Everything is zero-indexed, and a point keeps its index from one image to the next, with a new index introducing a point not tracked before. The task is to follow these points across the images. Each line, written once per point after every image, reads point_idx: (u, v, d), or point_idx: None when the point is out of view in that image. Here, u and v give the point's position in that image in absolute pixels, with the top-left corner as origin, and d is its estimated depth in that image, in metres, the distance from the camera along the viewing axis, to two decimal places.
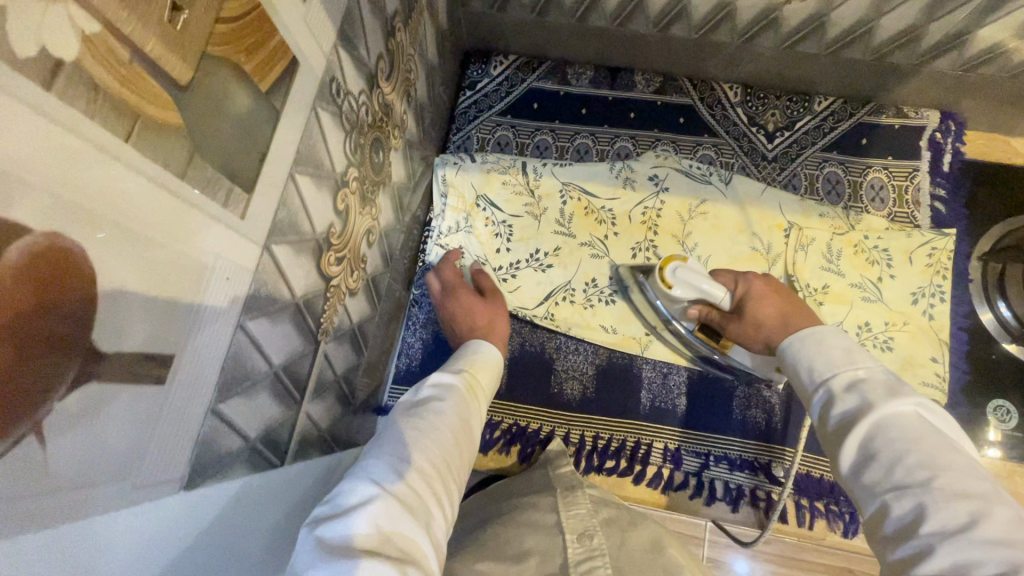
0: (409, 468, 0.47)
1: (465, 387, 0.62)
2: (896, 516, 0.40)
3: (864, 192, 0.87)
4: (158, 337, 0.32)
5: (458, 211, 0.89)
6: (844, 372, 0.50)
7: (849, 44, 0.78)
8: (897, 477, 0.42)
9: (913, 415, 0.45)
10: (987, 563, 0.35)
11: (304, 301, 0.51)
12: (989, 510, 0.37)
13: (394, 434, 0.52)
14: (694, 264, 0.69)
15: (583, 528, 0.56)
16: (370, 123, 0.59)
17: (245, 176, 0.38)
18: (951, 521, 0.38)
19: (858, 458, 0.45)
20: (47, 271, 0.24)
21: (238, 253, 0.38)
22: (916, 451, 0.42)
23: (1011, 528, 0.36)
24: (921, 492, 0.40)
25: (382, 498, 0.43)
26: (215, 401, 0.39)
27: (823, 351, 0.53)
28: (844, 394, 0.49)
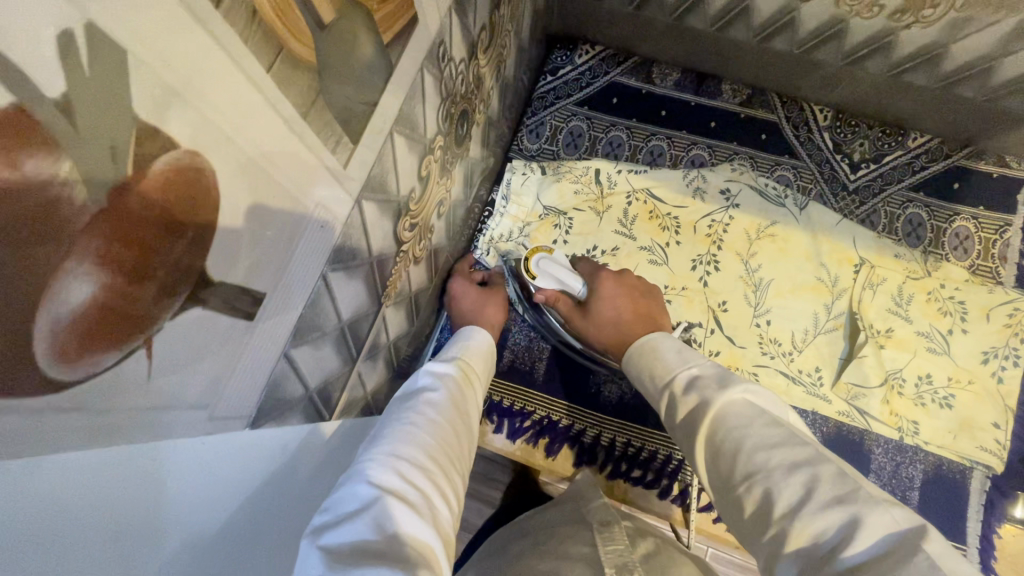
0: (405, 463, 0.45)
1: (458, 377, 0.61)
2: (753, 507, 0.42)
3: (947, 239, 0.83)
4: (257, 273, 0.32)
5: (515, 213, 0.87)
6: (678, 373, 0.56)
7: (963, 81, 0.73)
8: (743, 463, 0.44)
9: (741, 401, 0.49)
10: (830, 533, 0.37)
11: (377, 261, 0.50)
12: (817, 474, 0.40)
13: (387, 430, 0.50)
14: (557, 256, 0.77)
15: (621, 563, 0.55)
16: (462, 93, 0.58)
17: (354, 126, 0.37)
18: (791, 497, 0.40)
19: (716, 454, 0.47)
20: (181, 187, 0.24)
21: (335, 203, 0.38)
22: (751, 435, 0.45)
23: (836, 484, 0.39)
24: (763, 476, 0.42)
25: (381, 496, 0.41)
26: (289, 346, 0.39)
27: (659, 358, 0.59)
28: (684, 394, 0.53)
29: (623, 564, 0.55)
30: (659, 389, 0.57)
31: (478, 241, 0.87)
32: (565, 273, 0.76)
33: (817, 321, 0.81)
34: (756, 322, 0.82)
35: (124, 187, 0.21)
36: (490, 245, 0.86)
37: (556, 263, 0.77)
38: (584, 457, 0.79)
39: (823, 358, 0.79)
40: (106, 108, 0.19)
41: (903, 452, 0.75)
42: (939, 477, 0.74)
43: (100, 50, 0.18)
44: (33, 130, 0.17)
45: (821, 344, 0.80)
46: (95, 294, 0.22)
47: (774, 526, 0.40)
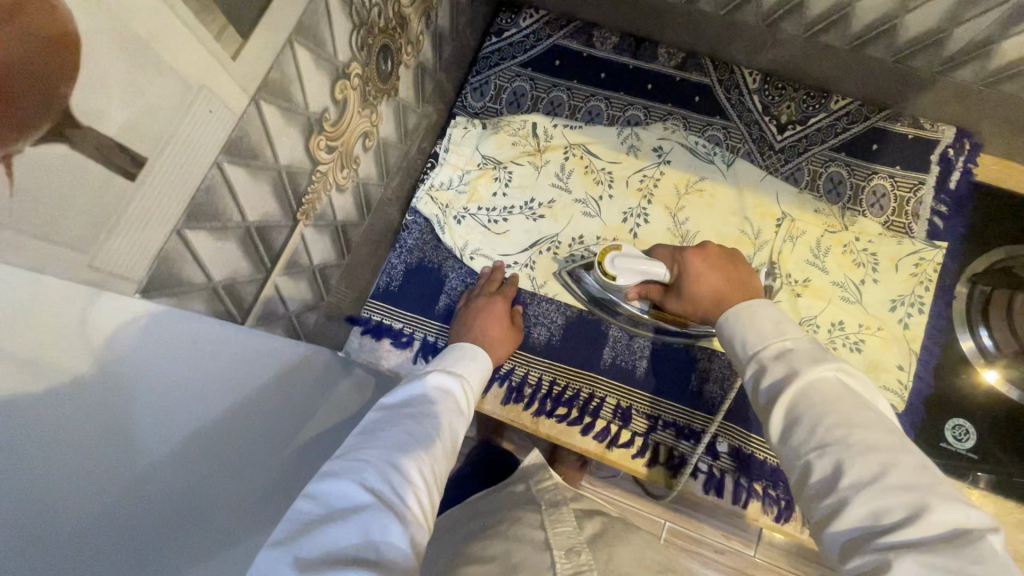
0: (399, 477, 0.49)
1: (462, 390, 0.65)
2: (818, 472, 0.45)
3: (865, 196, 0.87)
4: (135, 133, 0.36)
5: (456, 166, 0.91)
6: (770, 345, 0.55)
7: (872, 41, 0.78)
8: (818, 436, 0.46)
9: (832, 379, 0.50)
10: (894, 513, 0.41)
11: (287, 172, 0.54)
12: (897, 461, 0.43)
13: (389, 435, 0.53)
14: (631, 252, 0.74)
15: (569, 545, 0.62)
16: (381, 27, 0.61)
17: (239, 17, 0.41)
18: (867, 473, 0.43)
19: (789, 420, 0.49)
20: (33, 15, 0.28)
21: (223, 90, 0.42)
22: (836, 413, 0.47)
23: (913, 474, 0.42)
24: (841, 449, 0.45)
25: (373, 511, 0.45)
26: (181, 224, 0.43)
27: (754, 322, 0.57)
28: (773, 364, 0.53)
29: (571, 547, 0.62)
30: (749, 359, 0.56)
31: (419, 190, 0.90)
32: (643, 264, 0.73)
33: None
34: None
35: None
36: (430, 196, 0.90)
37: (632, 258, 0.74)
38: (512, 396, 0.83)
39: None
40: None
41: None
42: None
43: None
44: None
45: None
46: None
47: (835, 490, 0.44)
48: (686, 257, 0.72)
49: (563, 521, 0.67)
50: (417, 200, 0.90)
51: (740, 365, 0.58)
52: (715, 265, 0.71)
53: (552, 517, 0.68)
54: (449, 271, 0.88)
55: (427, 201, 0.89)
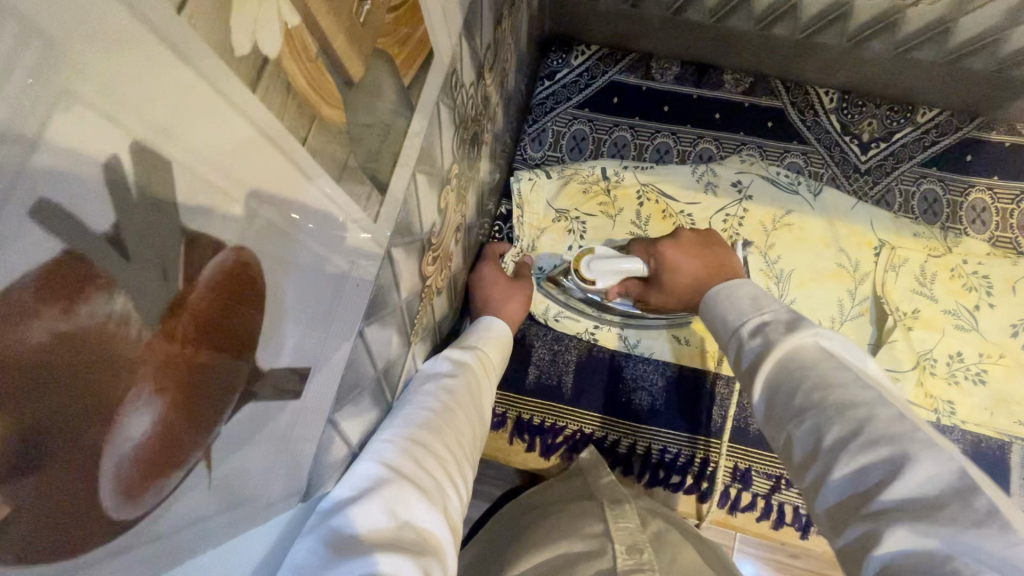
0: (423, 452, 0.48)
1: (474, 365, 0.63)
2: (800, 436, 0.46)
3: (964, 213, 0.82)
4: (303, 349, 0.30)
5: (530, 225, 0.85)
6: (750, 318, 0.56)
7: (972, 53, 0.72)
8: (798, 402, 0.47)
9: (812, 346, 0.50)
10: (875, 470, 0.40)
11: (406, 303, 0.48)
12: (875, 415, 0.42)
13: (406, 414, 0.51)
14: (602, 253, 0.74)
15: (633, 542, 0.57)
16: (472, 116, 0.56)
17: (382, 176, 0.35)
18: (843, 431, 0.43)
19: (776, 392, 0.50)
20: (230, 285, 0.22)
21: (368, 258, 0.36)
22: (815, 376, 0.47)
23: (892, 424, 0.41)
24: (819, 413, 0.45)
25: (401, 487, 0.44)
26: (332, 411, 0.38)
27: (733, 303, 0.60)
28: (751, 337, 0.55)
29: (634, 544, 0.57)
30: (731, 331, 0.58)
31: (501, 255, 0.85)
32: (615, 264, 0.73)
33: (843, 308, 0.80)
34: None
35: (175, 305, 0.19)
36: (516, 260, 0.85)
37: (606, 260, 0.73)
38: (619, 468, 0.79)
39: None
40: (155, 226, 0.17)
41: (940, 433, 0.75)
42: (978, 454, 0.74)
43: (147, 166, 0.16)
44: (85, 274, 0.15)
45: (849, 331, 0.80)
46: (154, 421, 0.20)
47: (819, 454, 0.43)
48: (659, 250, 0.72)
49: (626, 515, 0.63)
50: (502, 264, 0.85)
51: (723, 336, 0.60)
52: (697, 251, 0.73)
53: (614, 511, 0.63)
54: (534, 339, 0.84)
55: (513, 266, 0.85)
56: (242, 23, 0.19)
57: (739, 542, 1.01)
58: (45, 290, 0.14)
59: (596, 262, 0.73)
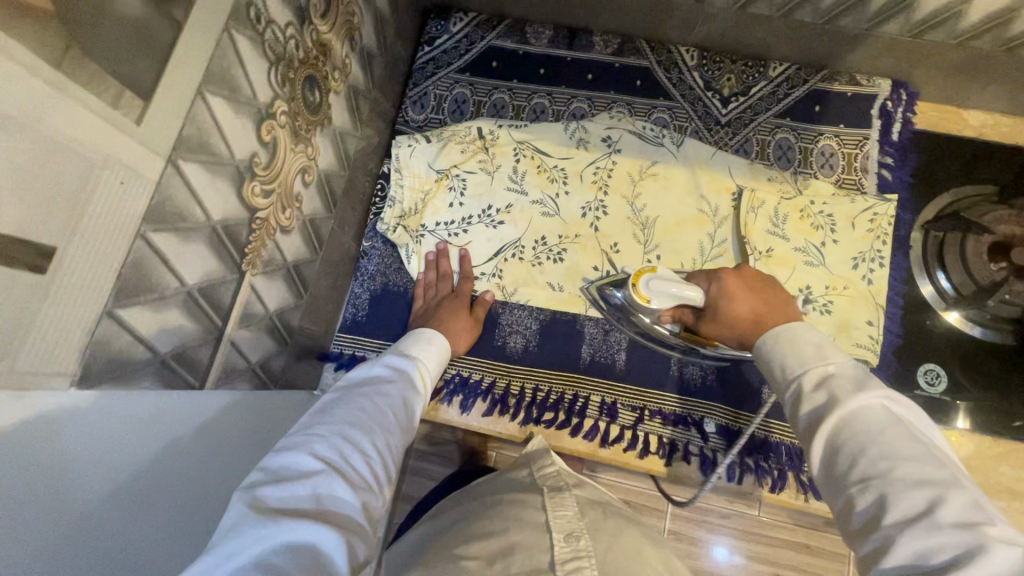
0: (353, 446, 0.52)
1: (416, 372, 0.66)
2: (862, 511, 0.42)
3: (814, 158, 0.88)
4: (37, 224, 0.33)
5: (411, 184, 0.89)
6: (814, 367, 0.51)
7: (799, 6, 0.78)
8: (861, 467, 0.44)
9: (879, 406, 0.47)
10: (943, 551, 0.37)
11: (222, 226, 0.52)
12: (942, 496, 0.39)
13: (343, 414, 0.55)
14: (665, 273, 0.69)
15: (569, 528, 0.57)
16: (301, 59, 0.59)
17: (138, 81, 0.38)
18: (906, 511, 0.40)
19: (833, 461, 0.46)
20: None
21: (137, 160, 0.40)
22: (880, 444, 0.44)
23: (965, 508, 0.38)
24: (883, 485, 0.42)
25: (327, 472, 0.48)
26: (111, 305, 0.41)
27: (795, 344, 0.54)
28: (814, 391, 0.50)
29: (571, 531, 0.57)
30: (787, 384, 0.53)
31: (382, 215, 0.89)
32: (681, 288, 0.67)
33: (704, 250, 0.85)
34: (647, 258, 0.85)
35: None
36: (396, 218, 0.88)
37: (666, 280, 0.69)
38: (496, 408, 0.82)
39: None
40: None
41: None
42: None
43: None
44: None
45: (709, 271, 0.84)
46: None
47: (878, 527, 0.41)
48: (721, 278, 0.67)
49: (561, 503, 0.62)
50: (383, 222, 0.89)
51: (776, 384, 0.54)
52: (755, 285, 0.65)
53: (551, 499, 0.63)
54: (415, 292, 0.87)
55: (393, 224, 0.88)
56: None
57: (675, 508, 1.05)
58: None
59: (654, 280, 0.68)
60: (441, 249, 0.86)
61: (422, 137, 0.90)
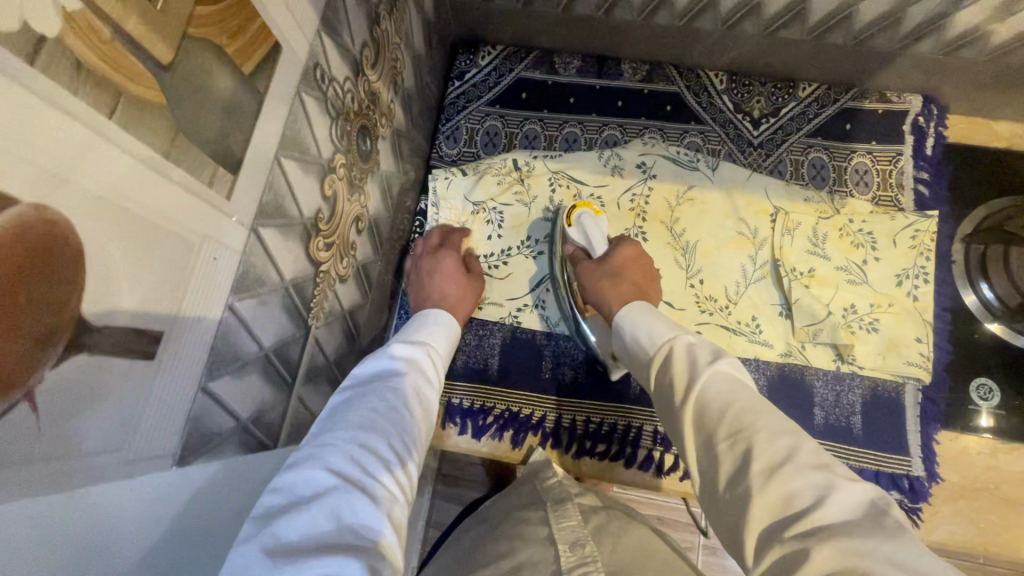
0: (371, 454, 0.49)
1: (423, 366, 0.64)
2: (729, 464, 0.45)
3: (849, 176, 0.89)
4: (147, 312, 0.33)
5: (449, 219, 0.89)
6: (676, 341, 0.58)
7: (832, 29, 0.79)
8: (728, 423, 0.47)
9: (730, 371, 0.53)
10: (804, 494, 0.40)
11: (293, 285, 0.52)
12: (799, 445, 0.44)
13: (349, 419, 0.51)
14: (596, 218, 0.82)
15: (573, 538, 0.59)
16: (356, 110, 0.59)
17: (229, 157, 0.38)
18: (769, 457, 0.43)
19: (701, 423, 0.50)
20: (35, 241, 0.25)
21: (227, 234, 0.40)
22: (740, 401, 0.49)
23: (815, 454, 0.43)
24: (747, 437, 0.45)
25: (347, 485, 0.44)
26: (204, 380, 0.40)
27: (657, 323, 0.62)
28: (681, 354, 0.56)
29: (576, 540, 0.59)
30: (657, 348, 0.59)
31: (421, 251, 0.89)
32: (597, 236, 0.80)
33: (746, 272, 0.85)
34: (690, 283, 0.85)
35: None
36: None
37: (594, 223, 0.81)
38: (548, 442, 0.82)
39: (756, 306, 0.84)
40: None
41: (841, 380, 0.80)
42: (876, 398, 0.79)
43: None
44: None
45: (753, 293, 0.85)
46: None
47: (747, 479, 0.43)
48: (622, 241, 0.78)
49: (567, 515, 0.65)
50: None
51: (642, 352, 0.61)
52: (639, 266, 0.77)
53: (556, 512, 0.66)
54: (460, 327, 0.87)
55: None
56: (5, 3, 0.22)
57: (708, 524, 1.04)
58: None
59: (585, 216, 0.80)
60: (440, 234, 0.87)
61: (458, 171, 0.90)
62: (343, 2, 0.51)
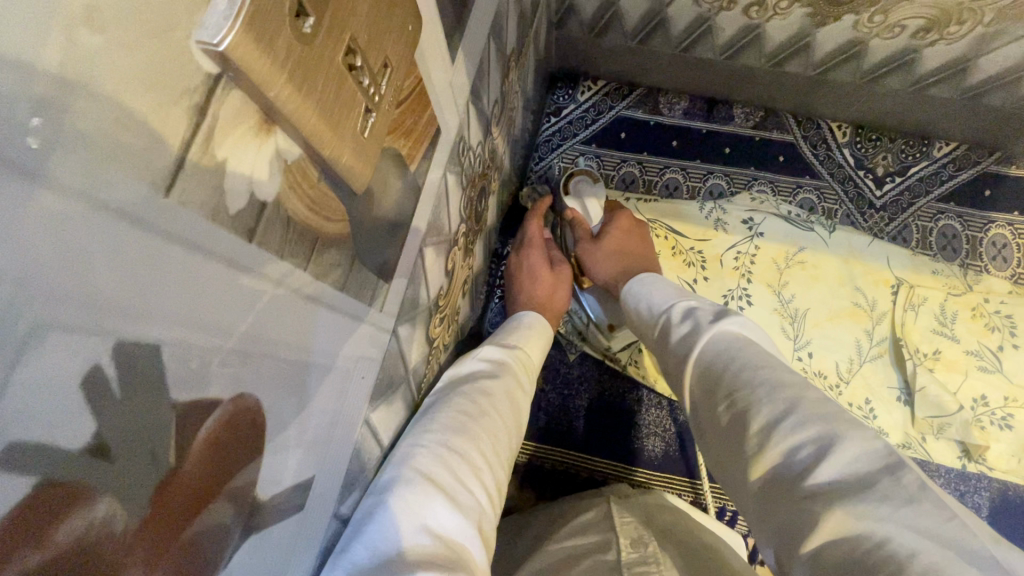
0: (462, 462, 0.40)
1: (515, 363, 0.56)
2: (729, 424, 0.39)
3: (984, 249, 0.80)
4: (304, 461, 0.29)
5: None
6: (676, 305, 0.53)
7: (991, 90, 0.71)
8: (727, 381, 0.41)
9: (734, 331, 0.46)
10: (806, 447, 0.34)
11: (412, 372, 0.47)
12: (802, 396, 0.37)
13: (438, 418, 0.44)
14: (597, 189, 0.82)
15: (636, 536, 0.53)
16: (479, 172, 0.54)
17: (388, 266, 0.34)
18: (771, 412, 0.37)
19: (704, 382, 0.44)
20: (226, 440, 0.20)
21: (375, 346, 0.35)
22: (741, 356, 0.42)
23: (819, 404, 0.36)
24: (747, 392, 0.39)
25: (428, 496, 0.36)
26: (337, 505, 0.36)
27: (656, 291, 0.57)
28: (680, 322, 0.50)
29: (638, 538, 0.53)
30: (656, 319, 0.55)
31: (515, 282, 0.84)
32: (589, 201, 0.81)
33: (861, 349, 0.77)
34: (798, 355, 0.77)
35: (166, 483, 0.18)
36: None
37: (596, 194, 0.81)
38: None
39: (871, 388, 0.76)
40: (143, 407, 0.16)
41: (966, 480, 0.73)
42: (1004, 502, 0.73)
43: (132, 361, 0.15)
44: (67, 488, 0.14)
45: (867, 373, 0.76)
46: None
47: (747, 441, 0.37)
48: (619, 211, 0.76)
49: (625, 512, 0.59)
50: None
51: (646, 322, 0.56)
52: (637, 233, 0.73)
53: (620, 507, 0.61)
54: (543, 384, 0.81)
55: None
56: (237, 178, 0.17)
57: None
58: (20, 526, 0.12)
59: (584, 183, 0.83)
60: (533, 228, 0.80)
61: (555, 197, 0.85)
62: (489, 64, 0.47)
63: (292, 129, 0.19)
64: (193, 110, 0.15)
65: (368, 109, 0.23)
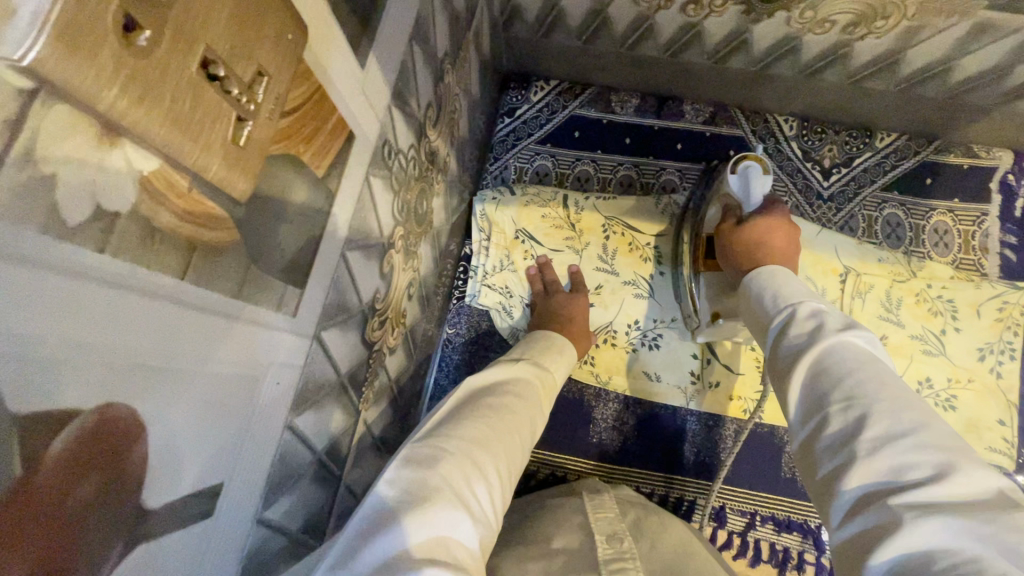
0: (481, 474, 0.38)
1: (535, 380, 0.55)
2: (835, 427, 0.37)
3: (927, 236, 0.83)
4: (208, 468, 0.29)
5: (501, 249, 0.82)
6: (803, 302, 0.46)
7: (925, 81, 0.73)
8: (847, 386, 0.38)
9: (862, 345, 0.42)
10: (922, 468, 0.33)
11: (349, 376, 0.47)
12: (929, 423, 0.35)
13: (464, 426, 0.42)
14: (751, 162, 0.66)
15: (611, 531, 0.54)
16: (416, 175, 0.54)
17: (298, 272, 0.34)
18: (893, 427, 0.35)
19: (814, 382, 0.40)
20: (93, 451, 0.21)
21: (292, 351, 0.35)
22: (868, 371, 0.39)
23: (944, 436, 0.35)
24: (869, 405, 0.37)
25: (452, 509, 0.34)
26: (261, 510, 0.36)
27: (785, 284, 0.50)
28: (806, 320, 0.45)
29: (614, 533, 0.54)
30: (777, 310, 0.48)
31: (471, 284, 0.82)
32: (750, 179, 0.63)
33: None
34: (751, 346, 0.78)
35: (18, 493, 0.18)
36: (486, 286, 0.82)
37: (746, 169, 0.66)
38: None
39: None
40: None
41: None
42: None
43: None
44: None
45: None
46: None
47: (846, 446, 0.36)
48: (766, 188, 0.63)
49: (603, 506, 0.60)
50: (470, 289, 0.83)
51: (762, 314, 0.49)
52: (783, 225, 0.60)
53: (593, 502, 0.61)
54: None
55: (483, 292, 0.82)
56: (75, 191, 0.18)
57: None
58: None
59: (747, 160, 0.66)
60: (542, 262, 0.80)
61: (506, 192, 0.84)
62: (414, 67, 0.47)
63: (141, 140, 0.19)
64: (5, 125, 0.15)
65: (239, 119, 0.24)
